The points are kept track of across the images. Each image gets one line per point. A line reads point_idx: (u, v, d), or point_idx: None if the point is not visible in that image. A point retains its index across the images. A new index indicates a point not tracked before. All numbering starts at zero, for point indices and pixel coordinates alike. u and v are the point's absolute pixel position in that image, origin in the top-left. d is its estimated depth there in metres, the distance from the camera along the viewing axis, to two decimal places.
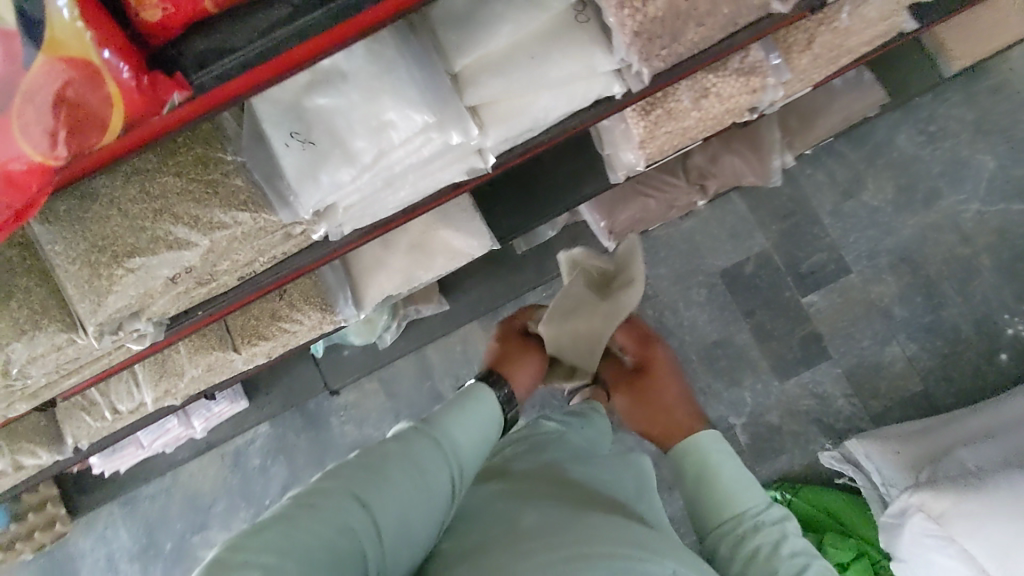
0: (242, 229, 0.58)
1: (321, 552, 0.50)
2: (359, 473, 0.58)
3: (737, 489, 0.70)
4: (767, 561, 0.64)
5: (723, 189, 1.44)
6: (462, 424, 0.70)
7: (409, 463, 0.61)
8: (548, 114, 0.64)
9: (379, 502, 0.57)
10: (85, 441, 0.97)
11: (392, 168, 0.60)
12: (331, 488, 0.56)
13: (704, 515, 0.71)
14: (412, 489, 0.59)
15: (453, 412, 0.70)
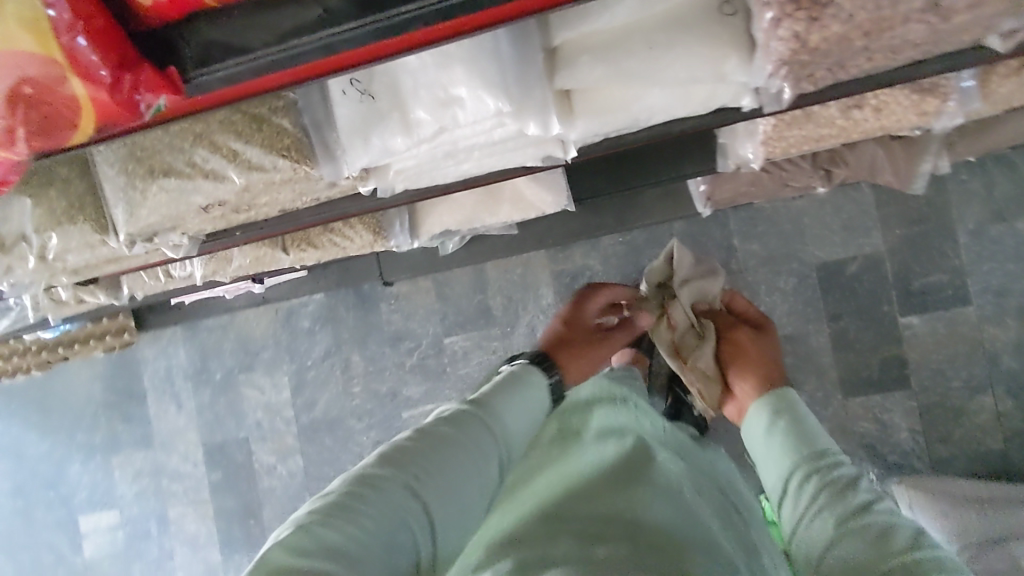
0: (281, 176, 0.53)
1: (378, 549, 0.52)
2: (415, 459, 0.60)
3: (817, 436, 0.76)
4: (843, 483, 0.67)
5: (852, 179, 1.25)
6: (511, 407, 0.73)
7: (465, 444, 0.64)
8: (653, 114, 0.53)
9: (434, 490, 0.59)
10: (140, 292, 1.01)
11: (455, 143, 0.52)
12: (390, 474, 0.58)
13: (788, 448, 0.75)
14: (463, 473, 0.62)
15: (504, 396, 0.72)
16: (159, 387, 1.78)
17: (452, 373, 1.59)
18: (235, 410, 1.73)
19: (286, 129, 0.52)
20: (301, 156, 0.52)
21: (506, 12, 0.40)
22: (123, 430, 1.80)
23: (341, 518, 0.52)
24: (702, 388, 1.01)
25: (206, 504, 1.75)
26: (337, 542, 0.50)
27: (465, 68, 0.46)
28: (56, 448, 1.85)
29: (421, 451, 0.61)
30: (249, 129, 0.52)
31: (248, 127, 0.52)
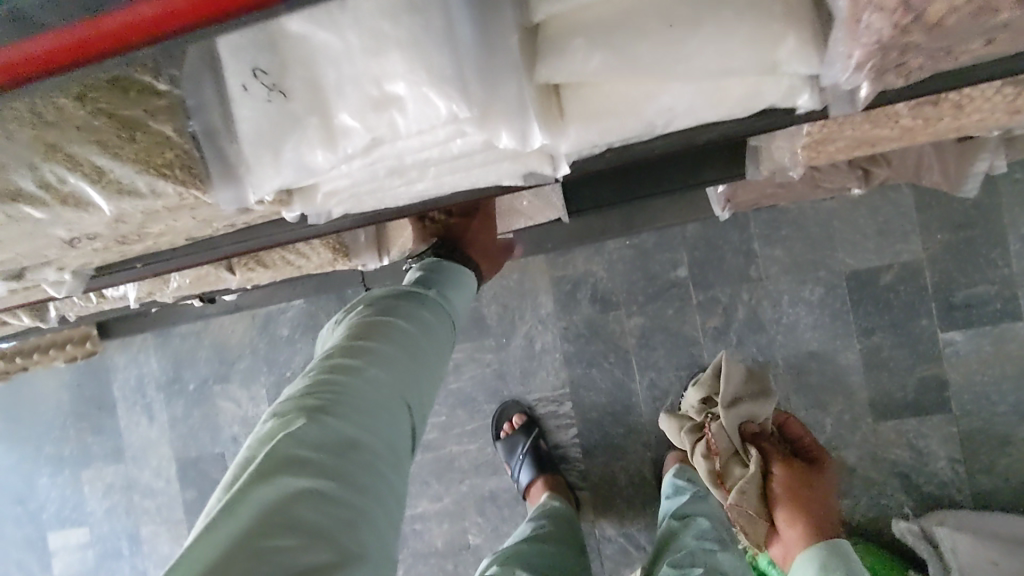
0: (168, 202, 0.39)
1: (306, 488, 0.52)
2: (390, 349, 0.66)
3: None
4: None
5: (892, 180, 1.10)
6: (429, 331, 0.73)
7: (380, 374, 0.64)
8: (674, 120, 0.38)
9: (408, 375, 0.67)
10: (71, 313, 0.88)
11: (400, 157, 0.38)
12: (298, 407, 0.58)
13: None
14: (428, 354, 0.71)
15: (410, 311, 0.73)
16: (129, 397, 1.65)
17: None
18: (210, 423, 1.60)
19: (168, 138, 0.38)
20: (191, 175, 0.38)
21: None
22: (91, 443, 1.68)
23: (312, 425, 0.56)
24: (749, 519, 1.05)
25: (179, 524, 1.62)
26: (341, 427, 0.57)
27: (404, 53, 0.32)
28: (21, 461, 1.73)
29: (377, 345, 0.66)
30: (118, 140, 0.38)
31: (116, 137, 0.38)
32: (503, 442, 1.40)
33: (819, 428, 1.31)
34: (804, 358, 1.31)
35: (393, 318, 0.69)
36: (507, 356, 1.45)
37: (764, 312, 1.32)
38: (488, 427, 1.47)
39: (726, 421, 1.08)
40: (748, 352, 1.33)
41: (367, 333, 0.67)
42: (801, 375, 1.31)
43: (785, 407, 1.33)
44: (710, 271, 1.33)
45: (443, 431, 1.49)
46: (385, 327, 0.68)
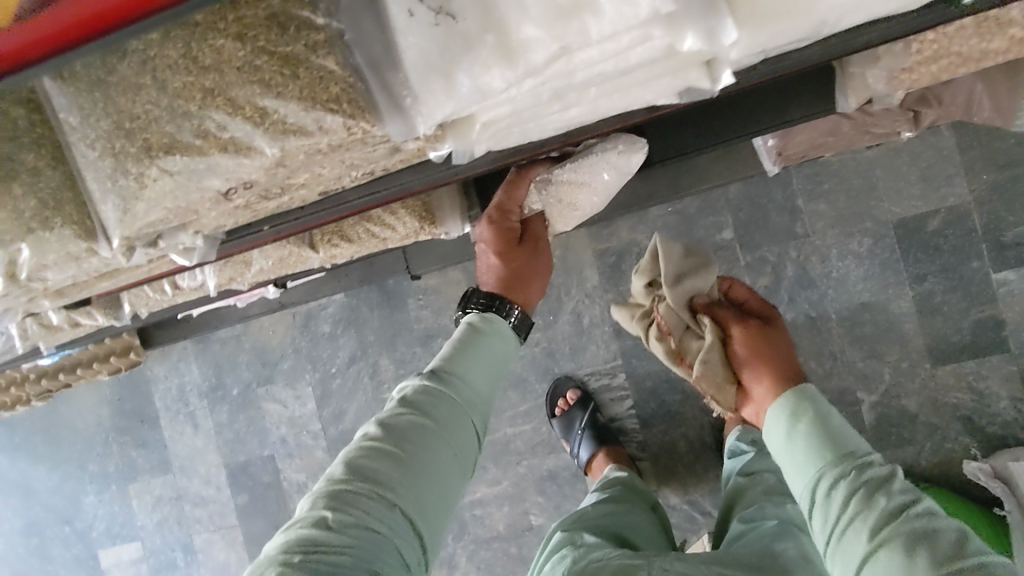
0: (330, 140, 0.38)
1: None
2: (381, 478, 0.59)
3: (840, 434, 0.64)
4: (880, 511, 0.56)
5: (941, 120, 1.10)
6: (434, 425, 0.63)
7: (369, 508, 0.57)
8: (842, 18, 0.38)
9: (412, 488, 0.60)
10: (145, 310, 0.87)
11: (571, 75, 0.37)
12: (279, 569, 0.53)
13: (822, 448, 0.63)
14: (434, 459, 0.62)
15: (414, 401, 0.64)
16: (172, 407, 1.64)
17: None
18: (256, 426, 1.59)
19: (331, 72, 0.36)
20: (357, 109, 0.37)
21: None
22: (137, 457, 1.67)
23: None
24: (714, 394, 0.82)
25: (233, 530, 1.62)
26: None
27: None
28: (66, 481, 1.71)
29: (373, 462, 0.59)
30: (279, 77, 0.37)
31: (278, 75, 0.37)
32: (558, 420, 1.40)
33: (877, 378, 1.31)
34: (857, 310, 1.31)
35: (393, 430, 0.62)
36: (555, 333, 1.44)
37: (813, 267, 1.32)
38: (542, 407, 1.46)
39: (673, 299, 0.85)
40: (799, 308, 1.33)
41: (365, 455, 0.60)
42: (854, 327, 1.31)
43: (840, 361, 1.33)
44: (756, 232, 1.33)
45: (496, 415, 1.48)
46: (383, 444, 0.61)
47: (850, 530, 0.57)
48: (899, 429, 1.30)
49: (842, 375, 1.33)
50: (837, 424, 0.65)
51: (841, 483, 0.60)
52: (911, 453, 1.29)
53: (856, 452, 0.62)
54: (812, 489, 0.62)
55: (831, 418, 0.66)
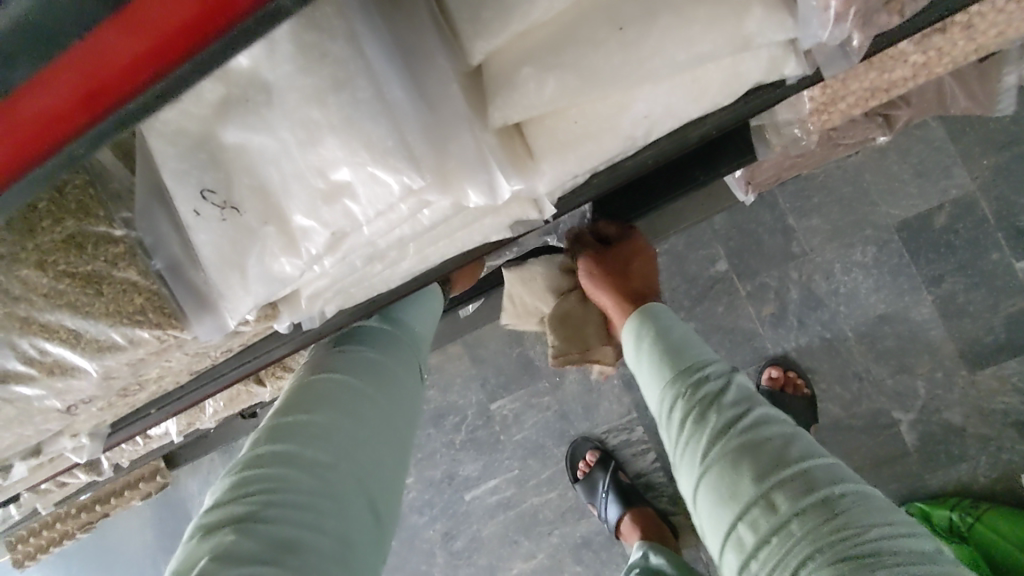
0: (149, 348, 0.38)
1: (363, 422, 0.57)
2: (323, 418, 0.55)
3: (670, 359, 0.60)
4: (713, 411, 0.54)
5: (919, 115, 0.99)
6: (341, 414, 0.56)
7: (343, 399, 0.57)
8: (655, 125, 0.35)
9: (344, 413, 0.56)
10: (125, 461, 0.87)
11: (372, 243, 0.35)
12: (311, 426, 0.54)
13: (671, 365, 0.60)
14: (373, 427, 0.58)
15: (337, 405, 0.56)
16: None
17: (508, 442, 1.42)
18: None
19: (134, 283, 0.36)
20: (164, 316, 0.37)
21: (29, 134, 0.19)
22: None
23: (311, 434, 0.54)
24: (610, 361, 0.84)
25: None
26: (320, 433, 0.54)
27: (340, 136, 0.29)
28: None
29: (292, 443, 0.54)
30: (87, 296, 0.36)
31: (83, 295, 0.36)
32: (581, 484, 1.35)
33: (911, 394, 1.20)
34: (874, 323, 1.21)
35: (312, 400, 0.56)
36: (565, 394, 1.38)
37: (818, 286, 1.23)
38: (564, 472, 1.40)
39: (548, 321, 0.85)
40: (812, 331, 1.25)
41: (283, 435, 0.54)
42: (878, 343, 1.22)
43: (868, 381, 1.23)
44: (751, 259, 1.26)
45: (519, 486, 1.42)
46: (297, 430, 0.54)
47: (708, 477, 0.52)
48: (946, 446, 1.19)
49: (872, 397, 1.23)
50: (685, 336, 0.62)
51: (708, 463, 0.52)
52: (965, 469, 1.17)
53: (697, 364, 0.59)
54: (673, 408, 0.58)
55: (671, 328, 0.64)
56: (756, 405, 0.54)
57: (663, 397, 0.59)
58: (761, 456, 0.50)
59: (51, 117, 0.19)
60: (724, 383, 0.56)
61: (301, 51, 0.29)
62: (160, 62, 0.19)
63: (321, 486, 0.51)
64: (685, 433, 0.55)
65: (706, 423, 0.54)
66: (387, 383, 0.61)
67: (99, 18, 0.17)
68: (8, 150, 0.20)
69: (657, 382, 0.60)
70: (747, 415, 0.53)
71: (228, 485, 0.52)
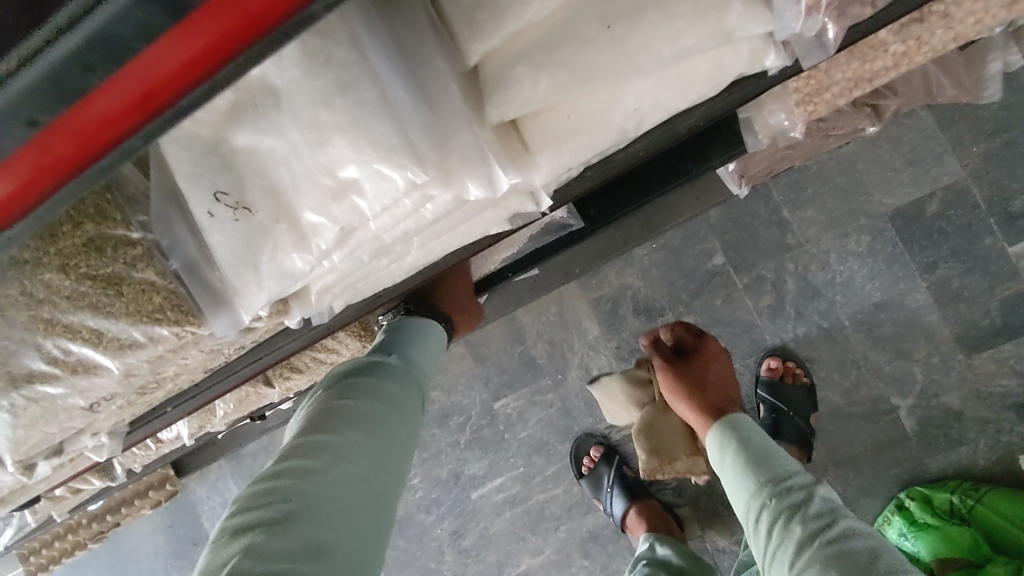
0: (168, 345, 0.40)
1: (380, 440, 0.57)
2: (347, 438, 0.54)
3: (754, 468, 0.71)
4: (800, 521, 0.63)
5: (908, 105, 1.01)
6: (359, 437, 0.55)
7: (362, 417, 0.56)
8: (642, 118, 0.37)
9: (362, 431, 0.56)
10: (137, 466, 0.89)
11: (378, 238, 0.37)
12: (328, 443, 0.53)
13: (756, 475, 0.71)
14: (386, 447, 0.57)
15: (356, 427, 0.55)
16: None
17: (514, 439, 1.44)
18: None
19: (152, 283, 0.38)
20: (181, 313, 0.39)
21: (88, 135, 0.21)
22: None
23: (327, 452, 0.53)
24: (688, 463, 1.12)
25: None
26: (339, 453, 0.53)
27: (347, 136, 0.31)
28: None
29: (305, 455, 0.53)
30: (107, 297, 0.38)
31: (104, 296, 0.38)
32: (587, 480, 1.36)
33: (909, 380, 1.22)
34: (871, 311, 1.23)
35: (330, 418, 0.56)
36: (568, 391, 1.40)
37: (814, 276, 1.25)
38: (569, 468, 1.41)
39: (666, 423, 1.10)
40: (810, 321, 1.27)
41: (300, 450, 0.53)
42: (875, 330, 1.23)
43: (867, 368, 1.25)
44: (748, 252, 1.28)
45: (526, 483, 1.43)
46: (317, 444, 0.53)
47: None
48: (946, 430, 1.20)
49: (871, 384, 1.25)
50: (763, 448, 0.74)
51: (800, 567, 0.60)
52: (965, 453, 1.19)
53: (783, 476, 0.69)
54: (761, 516, 0.68)
55: (752, 440, 0.75)
56: (840, 518, 0.62)
57: (750, 506, 0.70)
58: (848, 560, 0.57)
59: (110, 120, 0.20)
60: (809, 492, 0.66)
61: (308, 56, 0.30)
62: (202, 69, 0.20)
63: (341, 500, 0.51)
64: (777, 541, 0.64)
65: (796, 532, 0.63)
66: (401, 398, 0.61)
67: (156, 34, 0.19)
68: (64, 150, 0.21)
69: (742, 489, 0.72)
70: (831, 527, 0.61)
71: (249, 493, 0.51)
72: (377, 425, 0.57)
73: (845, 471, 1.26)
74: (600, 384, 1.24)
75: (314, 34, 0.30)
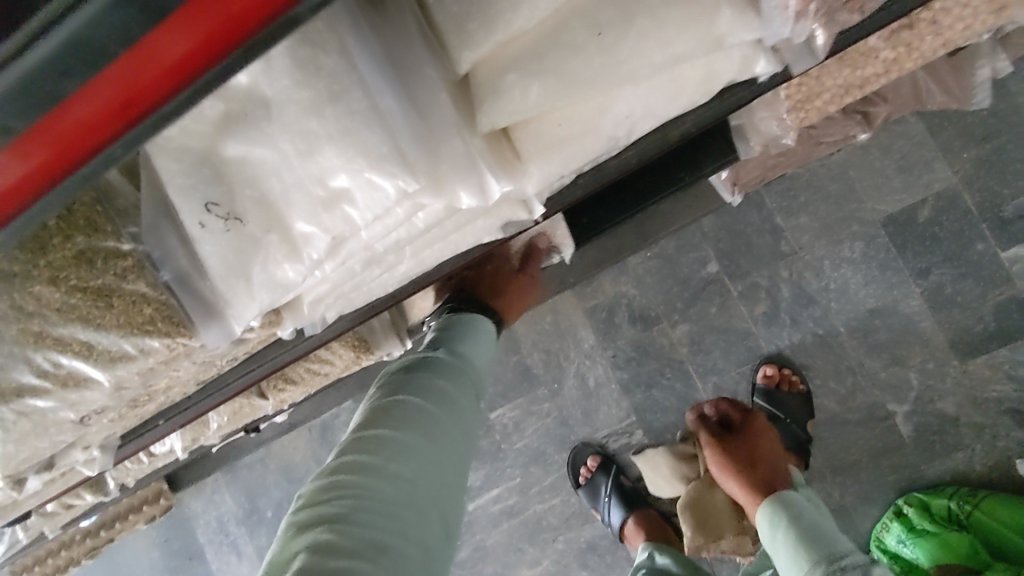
0: (159, 357, 0.39)
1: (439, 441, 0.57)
2: (406, 437, 0.54)
3: (806, 545, 0.78)
4: None
5: (898, 112, 1.02)
6: (418, 437, 0.55)
7: (421, 418, 0.57)
8: (633, 126, 0.37)
9: (422, 431, 0.56)
10: (130, 480, 0.88)
11: (370, 247, 0.36)
12: (387, 442, 0.53)
13: (808, 552, 0.77)
14: (444, 449, 0.57)
15: (416, 426, 0.56)
16: (215, 539, 1.65)
17: (510, 450, 1.43)
18: None
19: (143, 295, 0.38)
20: (172, 324, 0.39)
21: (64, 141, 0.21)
22: None
23: (387, 450, 0.53)
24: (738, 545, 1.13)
25: None
26: (398, 452, 0.53)
27: (337, 145, 0.31)
28: None
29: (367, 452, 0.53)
30: (97, 309, 0.38)
31: (94, 308, 0.38)
32: (584, 489, 1.36)
33: (905, 386, 1.22)
34: (866, 317, 1.23)
35: (388, 416, 0.56)
36: (564, 401, 1.39)
37: (808, 283, 1.25)
38: (566, 478, 1.41)
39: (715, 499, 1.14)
40: (805, 329, 1.27)
41: (360, 448, 0.53)
42: (870, 336, 1.23)
43: (862, 375, 1.25)
44: (742, 259, 1.28)
45: (523, 493, 1.43)
46: (378, 442, 0.53)
47: None
48: (942, 436, 1.20)
49: (867, 390, 1.25)
50: (817, 530, 0.80)
51: None
52: (961, 458, 1.19)
53: (835, 555, 0.75)
54: None
55: (804, 519, 0.83)
56: None
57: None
58: None
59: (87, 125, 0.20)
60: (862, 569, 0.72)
61: (297, 66, 0.30)
62: (181, 76, 0.21)
63: (403, 496, 0.51)
64: None
65: None
66: (453, 393, 0.62)
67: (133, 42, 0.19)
68: (42, 155, 0.21)
69: (795, 561, 0.78)
70: None
71: (313, 489, 0.51)
72: (434, 424, 0.57)
73: (842, 478, 1.26)
74: (647, 456, 1.29)
75: (302, 44, 0.30)
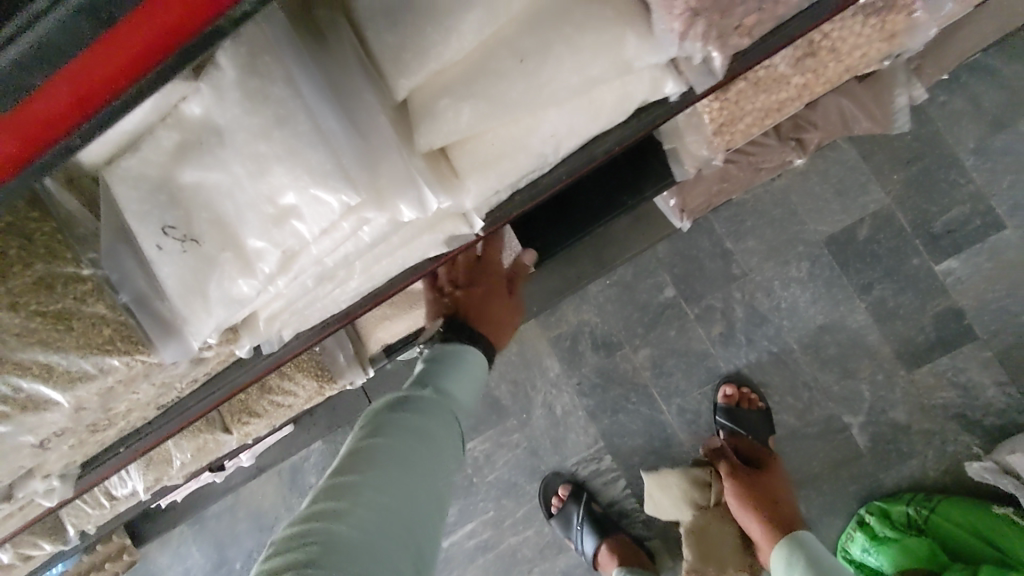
0: (117, 376, 0.41)
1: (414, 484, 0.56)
2: (378, 481, 0.54)
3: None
4: None
5: (829, 138, 1.09)
6: (391, 481, 0.55)
7: (394, 461, 0.56)
8: (559, 144, 0.41)
9: (394, 475, 0.55)
10: (91, 527, 0.86)
11: (320, 262, 0.39)
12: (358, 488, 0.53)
13: None
14: (420, 492, 0.57)
15: (387, 471, 0.55)
16: None
17: (481, 483, 1.43)
18: None
19: (102, 316, 0.40)
20: (132, 344, 0.41)
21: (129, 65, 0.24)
22: None
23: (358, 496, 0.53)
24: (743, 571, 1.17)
25: None
26: (369, 497, 0.53)
27: (285, 165, 0.34)
28: None
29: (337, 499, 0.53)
30: (55, 333, 0.39)
31: (53, 332, 0.39)
32: (556, 519, 1.36)
33: (858, 398, 1.27)
34: (816, 334, 1.28)
35: (359, 461, 0.56)
36: (533, 431, 1.41)
37: (760, 304, 1.30)
38: (538, 508, 1.41)
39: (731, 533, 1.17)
40: (761, 347, 1.31)
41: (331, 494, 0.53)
42: (821, 352, 1.28)
43: (817, 389, 1.29)
44: (696, 283, 1.33)
45: (496, 526, 1.42)
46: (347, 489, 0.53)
47: None
48: (895, 444, 1.25)
49: (823, 404, 1.29)
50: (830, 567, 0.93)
51: None
52: (915, 465, 1.23)
53: None
54: None
55: (819, 558, 0.95)
56: None
57: None
58: None
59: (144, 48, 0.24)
60: None
61: (245, 94, 0.34)
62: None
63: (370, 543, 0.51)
64: None
65: None
66: (430, 433, 0.61)
67: None
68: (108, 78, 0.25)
69: None
70: None
71: (284, 536, 0.51)
72: (406, 467, 0.57)
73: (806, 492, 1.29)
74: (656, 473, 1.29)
75: (251, 75, 0.33)
